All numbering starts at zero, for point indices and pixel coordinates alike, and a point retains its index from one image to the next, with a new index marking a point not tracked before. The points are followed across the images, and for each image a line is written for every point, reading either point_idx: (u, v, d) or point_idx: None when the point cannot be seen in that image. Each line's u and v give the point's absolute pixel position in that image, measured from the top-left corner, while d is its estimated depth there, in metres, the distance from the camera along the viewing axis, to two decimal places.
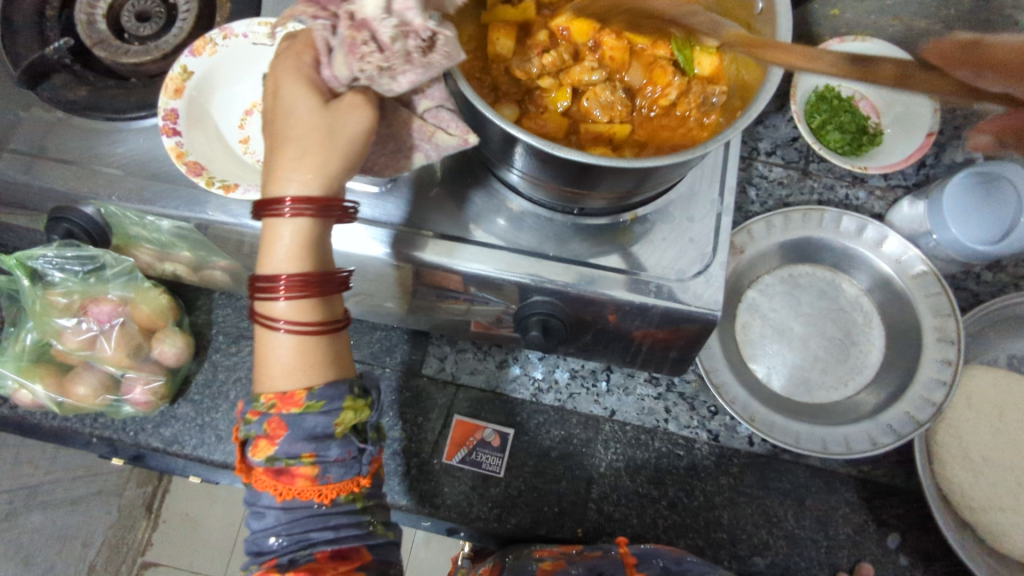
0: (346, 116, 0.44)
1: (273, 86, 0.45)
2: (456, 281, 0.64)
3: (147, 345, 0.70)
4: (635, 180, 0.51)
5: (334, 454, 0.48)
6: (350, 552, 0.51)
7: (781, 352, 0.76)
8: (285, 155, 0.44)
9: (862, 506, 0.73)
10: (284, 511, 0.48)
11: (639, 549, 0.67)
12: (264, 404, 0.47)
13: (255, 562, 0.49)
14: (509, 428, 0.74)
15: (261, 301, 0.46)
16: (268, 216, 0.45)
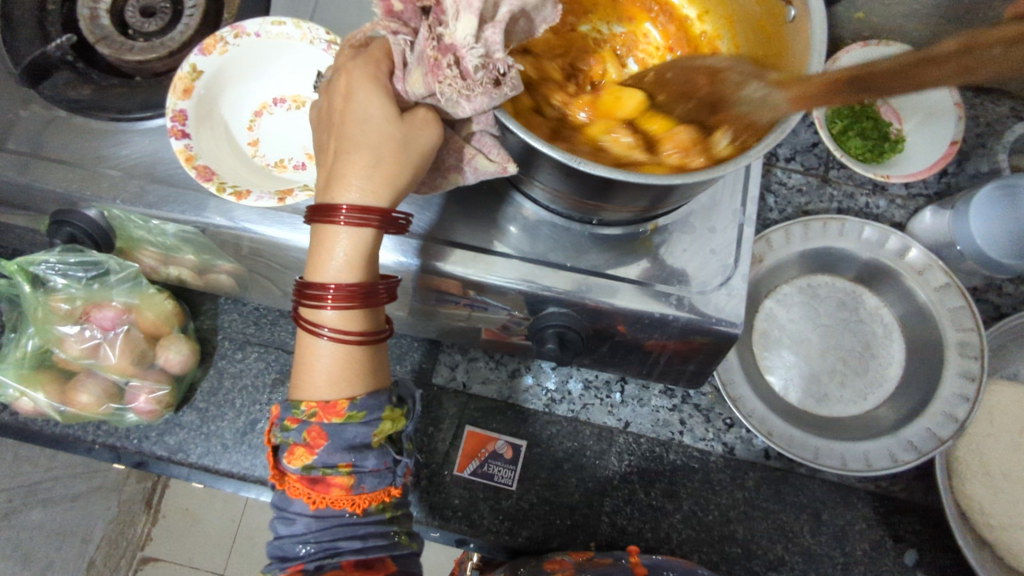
0: (419, 131, 0.45)
1: (347, 88, 0.45)
2: (455, 286, 0.62)
3: (151, 352, 0.68)
4: (656, 197, 0.49)
5: (370, 464, 0.49)
6: (376, 562, 0.49)
7: (797, 364, 0.75)
8: (355, 162, 0.45)
9: (879, 522, 0.72)
10: (315, 518, 0.48)
11: (650, 562, 0.65)
12: (305, 412, 0.47)
13: (281, 566, 0.48)
14: (522, 439, 0.73)
15: (308, 306, 0.46)
16: (326, 223, 0.45)
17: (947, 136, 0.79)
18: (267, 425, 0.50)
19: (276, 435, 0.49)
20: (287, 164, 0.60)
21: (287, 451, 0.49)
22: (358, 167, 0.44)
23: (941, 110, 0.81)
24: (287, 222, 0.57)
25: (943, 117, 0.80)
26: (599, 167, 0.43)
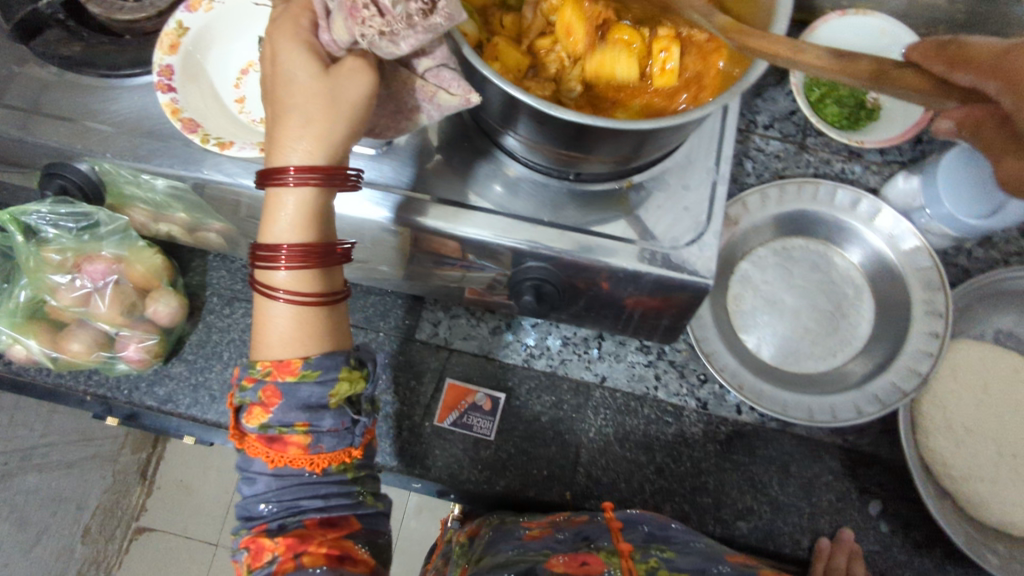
0: (346, 83, 0.46)
1: (272, 54, 0.47)
2: (454, 249, 0.64)
3: (141, 304, 0.70)
4: (632, 146, 0.52)
5: (328, 424, 0.51)
6: (338, 520, 0.54)
7: (771, 323, 0.77)
8: (288, 122, 0.46)
9: (845, 474, 0.74)
10: (274, 477, 0.52)
11: (624, 515, 0.68)
12: (260, 371, 0.50)
13: (247, 524, 0.52)
14: (500, 392, 0.75)
15: (261, 268, 0.49)
16: (271, 186, 0.47)
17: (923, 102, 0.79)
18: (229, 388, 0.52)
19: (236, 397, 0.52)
20: None
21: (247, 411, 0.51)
22: (292, 126, 0.46)
23: None
24: None
25: None
26: (571, 112, 0.46)
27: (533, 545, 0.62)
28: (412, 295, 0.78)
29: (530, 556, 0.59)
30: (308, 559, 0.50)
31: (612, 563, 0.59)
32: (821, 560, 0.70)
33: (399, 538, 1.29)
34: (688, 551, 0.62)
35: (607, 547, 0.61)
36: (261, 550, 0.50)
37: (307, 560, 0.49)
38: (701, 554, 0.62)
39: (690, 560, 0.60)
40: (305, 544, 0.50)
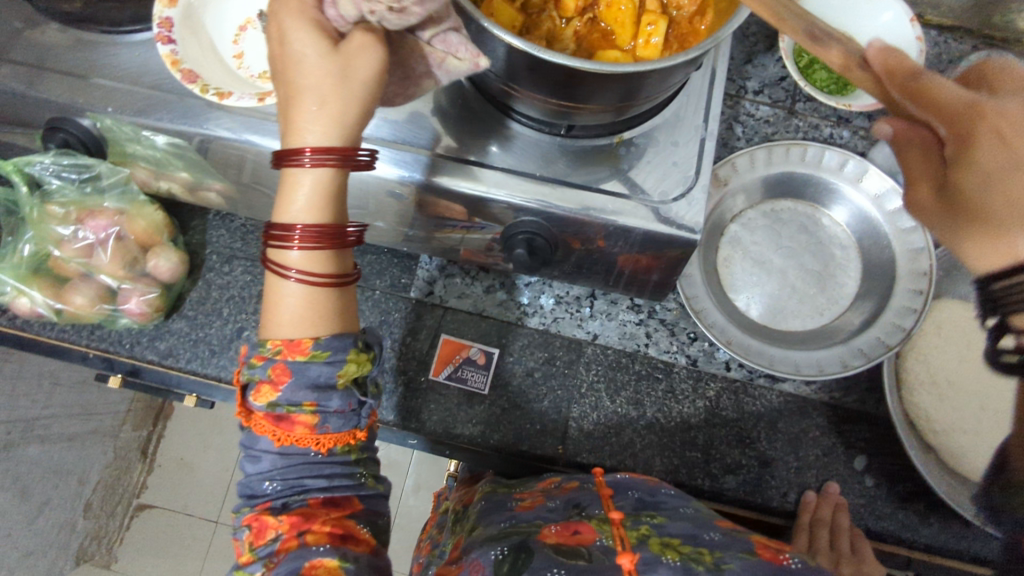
0: (354, 60, 0.45)
1: (280, 35, 0.46)
2: (458, 212, 0.66)
3: (143, 259, 0.72)
4: (621, 96, 0.54)
5: (334, 405, 0.51)
6: (341, 500, 0.53)
7: (759, 282, 0.78)
8: (302, 103, 0.46)
9: (832, 430, 0.76)
10: (280, 455, 0.51)
11: (614, 480, 0.65)
12: (271, 350, 0.50)
13: (251, 502, 0.52)
14: (495, 347, 0.77)
15: (275, 247, 0.49)
16: (288, 166, 0.47)
17: None
18: (236, 367, 0.53)
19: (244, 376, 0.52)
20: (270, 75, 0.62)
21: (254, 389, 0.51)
22: (306, 108, 0.46)
23: (904, 44, 0.82)
24: (271, 131, 0.59)
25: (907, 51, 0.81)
26: (562, 56, 0.48)
27: (524, 515, 0.59)
28: (405, 252, 0.80)
29: (524, 526, 0.56)
30: (311, 537, 0.50)
31: (604, 532, 0.54)
32: (805, 513, 0.72)
33: (396, 514, 1.32)
34: (678, 517, 0.57)
35: (599, 516, 0.57)
36: (265, 528, 0.50)
37: (310, 539, 0.49)
38: (691, 520, 0.56)
39: (681, 525, 0.55)
40: (309, 523, 0.50)
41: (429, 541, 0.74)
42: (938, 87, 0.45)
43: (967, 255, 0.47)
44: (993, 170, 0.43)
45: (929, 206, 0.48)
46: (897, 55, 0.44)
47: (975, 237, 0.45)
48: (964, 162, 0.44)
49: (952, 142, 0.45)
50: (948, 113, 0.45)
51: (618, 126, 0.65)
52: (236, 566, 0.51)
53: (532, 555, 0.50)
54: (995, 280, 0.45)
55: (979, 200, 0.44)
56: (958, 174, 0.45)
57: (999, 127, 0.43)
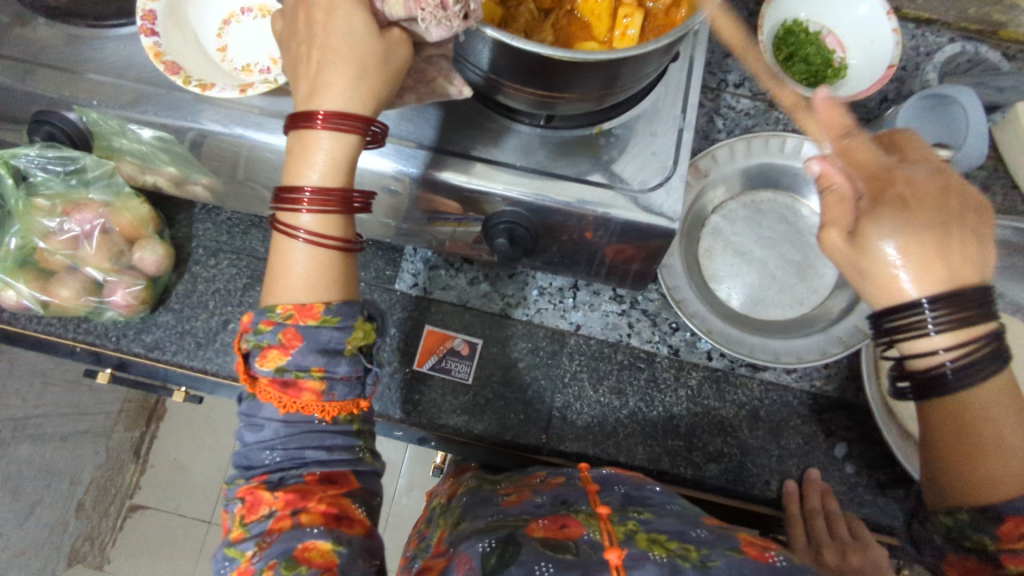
0: (397, 48, 0.48)
1: (328, 2, 0.46)
2: (453, 207, 0.67)
3: (128, 251, 0.72)
4: (602, 82, 0.56)
5: (343, 371, 0.50)
6: (338, 477, 0.52)
7: (740, 272, 0.79)
8: (342, 73, 0.46)
9: (813, 418, 0.77)
10: (284, 424, 0.50)
11: (600, 477, 0.64)
12: (281, 314, 0.48)
13: (246, 473, 0.51)
14: (479, 338, 0.78)
15: (286, 207, 0.48)
16: (308, 128, 0.47)
17: (886, 61, 0.82)
18: (239, 331, 0.51)
19: (248, 342, 0.50)
20: (253, 68, 0.63)
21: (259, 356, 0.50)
22: (344, 78, 0.46)
23: (882, 38, 0.83)
24: (256, 123, 0.60)
25: (883, 44, 0.83)
26: (533, 44, 0.49)
27: (512, 511, 0.58)
28: (390, 244, 0.81)
29: (512, 521, 0.54)
30: (307, 518, 0.48)
31: (592, 525, 0.53)
32: (790, 502, 0.73)
33: (389, 513, 1.33)
34: (664, 513, 0.56)
35: (586, 511, 0.56)
36: (259, 503, 0.49)
37: (305, 519, 0.48)
38: (679, 516, 0.56)
39: (669, 521, 0.54)
40: (305, 501, 0.48)
41: (415, 537, 0.74)
42: (864, 151, 0.47)
43: (871, 299, 0.45)
44: (891, 224, 0.43)
45: (838, 251, 0.45)
46: (837, 111, 0.48)
47: (864, 273, 0.44)
48: (869, 211, 0.44)
49: (868, 196, 0.45)
50: (869, 172, 0.46)
51: (597, 117, 0.67)
52: (226, 542, 0.49)
53: (521, 546, 0.49)
54: (888, 315, 0.44)
55: (876, 246, 0.43)
56: (861, 221, 0.44)
57: (910, 189, 0.44)
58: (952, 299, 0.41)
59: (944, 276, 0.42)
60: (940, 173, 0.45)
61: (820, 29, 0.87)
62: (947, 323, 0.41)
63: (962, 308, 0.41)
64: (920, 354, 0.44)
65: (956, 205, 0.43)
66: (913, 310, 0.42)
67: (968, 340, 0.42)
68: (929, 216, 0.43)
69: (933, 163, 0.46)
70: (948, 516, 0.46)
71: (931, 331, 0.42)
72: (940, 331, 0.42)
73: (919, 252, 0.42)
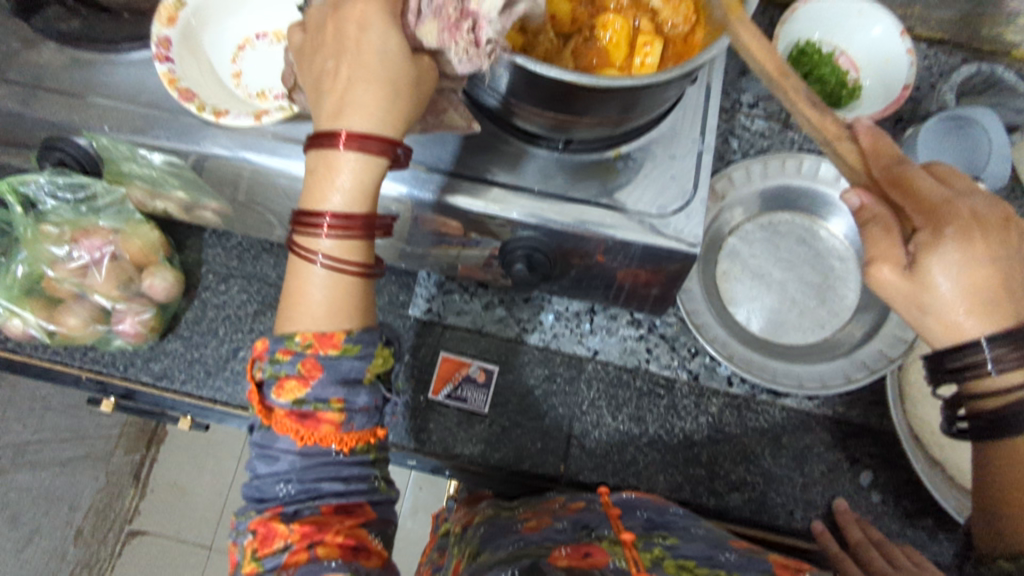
0: (429, 72, 0.47)
1: (361, 17, 0.45)
2: (461, 228, 0.66)
3: (138, 278, 0.71)
4: (622, 107, 0.55)
5: (361, 402, 0.48)
6: (354, 507, 0.49)
7: (759, 296, 0.78)
8: (377, 95, 0.44)
9: (836, 445, 0.75)
10: (300, 456, 0.47)
11: (621, 501, 0.62)
12: (299, 344, 0.47)
13: (259, 506, 0.48)
14: (495, 366, 0.76)
15: (304, 231, 0.46)
16: (327, 147, 0.45)
17: (900, 82, 0.82)
18: (252, 359, 0.49)
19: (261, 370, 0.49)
20: (268, 94, 0.63)
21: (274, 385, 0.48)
22: (378, 97, 0.44)
23: (895, 58, 0.83)
24: (268, 148, 0.59)
25: (897, 65, 0.83)
26: (556, 70, 0.48)
27: (533, 537, 0.55)
28: (404, 269, 0.80)
29: (534, 549, 0.52)
30: (323, 551, 0.45)
31: (616, 552, 0.51)
32: (827, 539, 0.68)
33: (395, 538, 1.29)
34: (691, 537, 0.55)
35: (610, 536, 0.54)
36: (273, 536, 0.46)
37: (321, 552, 0.45)
38: (705, 540, 0.54)
39: (695, 546, 0.52)
40: (321, 533, 0.46)
41: (429, 565, 0.72)
42: (919, 179, 0.48)
43: (927, 332, 0.48)
44: (952, 259, 0.45)
45: (894, 286, 0.47)
46: (885, 141, 0.49)
47: (925, 308, 0.46)
48: (932, 245, 0.46)
49: (928, 228, 0.46)
50: (927, 201, 0.47)
51: (615, 139, 0.65)
52: None
53: None
54: (952, 353, 0.46)
55: (934, 281, 0.46)
56: (921, 254, 0.46)
57: (973, 220, 0.46)
58: (1014, 338, 0.43)
59: (1009, 312, 0.44)
60: (995, 203, 0.47)
61: (833, 50, 0.86)
62: (1011, 365, 0.43)
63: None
64: (987, 395, 0.45)
65: (1014, 234, 0.46)
66: (975, 349, 0.45)
67: None
68: (989, 249, 0.45)
69: (986, 193, 0.48)
70: (1008, 559, 0.43)
71: (993, 373, 0.44)
72: (1001, 372, 0.44)
73: (980, 289, 0.45)
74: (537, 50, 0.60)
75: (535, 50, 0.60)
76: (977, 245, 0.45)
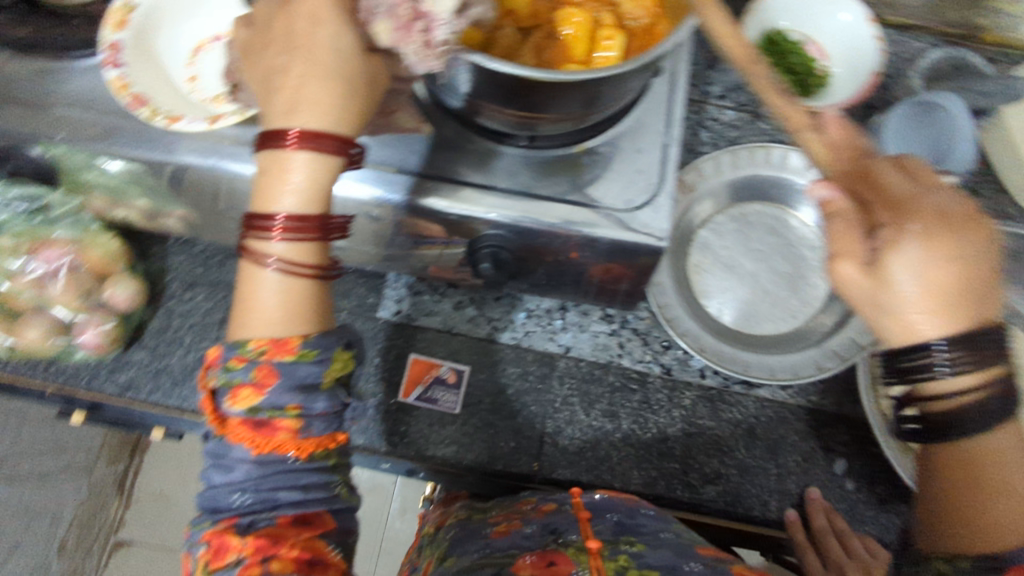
0: (382, 72, 0.46)
1: (311, 12, 0.44)
2: (425, 228, 0.65)
3: (98, 289, 0.69)
4: (583, 101, 0.54)
5: (319, 408, 0.47)
6: (313, 517, 0.48)
7: (733, 287, 0.77)
8: (331, 94, 0.43)
9: (810, 434, 0.75)
10: (256, 465, 0.46)
11: (592, 503, 0.61)
12: (253, 350, 0.46)
13: (212, 516, 0.47)
14: (466, 365, 0.76)
15: (256, 234, 0.45)
16: (278, 148, 0.44)
17: (868, 69, 0.82)
18: (204, 366, 0.48)
19: (214, 378, 0.47)
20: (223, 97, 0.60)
21: (229, 394, 0.46)
22: (332, 94, 0.43)
23: (862, 45, 0.83)
24: (227, 152, 0.58)
25: (864, 53, 0.83)
26: (510, 65, 0.47)
27: (500, 544, 0.55)
28: (372, 271, 0.79)
29: (499, 557, 0.52)
30: (277, 565, 0.44)
31: (580, 561, 0.51)
32: (795, 530, 0.71)
33: (383, 539, 1.28)
34: (658, 544, 0.54)
35: (576, 543, 0.53)
36: (225, 549, 0.45)
37: (275, 566, 0.44)
38: (671, 547, 0.54)
39: (661, 554, 0.52)
40: (276, 547, 0.45)
41: (407, 567, 0.72)
42: (883, 176, 0.48)
43: (886, 335, 0.47)
44: (912, 255, 0.44)
45: (854, 281, 0.47)
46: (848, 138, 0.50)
47: (883, 309, 0.46)
48: (894, 243, 0.45)
49: (891, 225, 0.45)
50: (893, 196, 0.46)
51: (579, 135, 0.65)
52: None
53: None
54: (905, 354, 0.46)
55: (894, 281, 0.45)
56: (883, 251, 0.45)
57: (939, 218, 0.45)
58: (969, 343, 0.43)
59: (969, 315, 0.44)
60: (965, 203, 0.46)
61: (802, 39, 0.86)
62: (966, 368, 0.43)
63: (981, 353, 0.43)
64: (939, 397, 0.46)
65: (983, 236, 0.45)
66: (931, 350, 0.44)
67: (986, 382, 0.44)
68: (952, 250, 0.44)
69: (955, 192, 0.47)
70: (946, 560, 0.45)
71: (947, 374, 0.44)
72: (957, 372, 0.44)
73: (942, 292, 0.44)
74: (499, 47, 0.59)
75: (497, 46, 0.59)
76: (941, 247, 0.44)
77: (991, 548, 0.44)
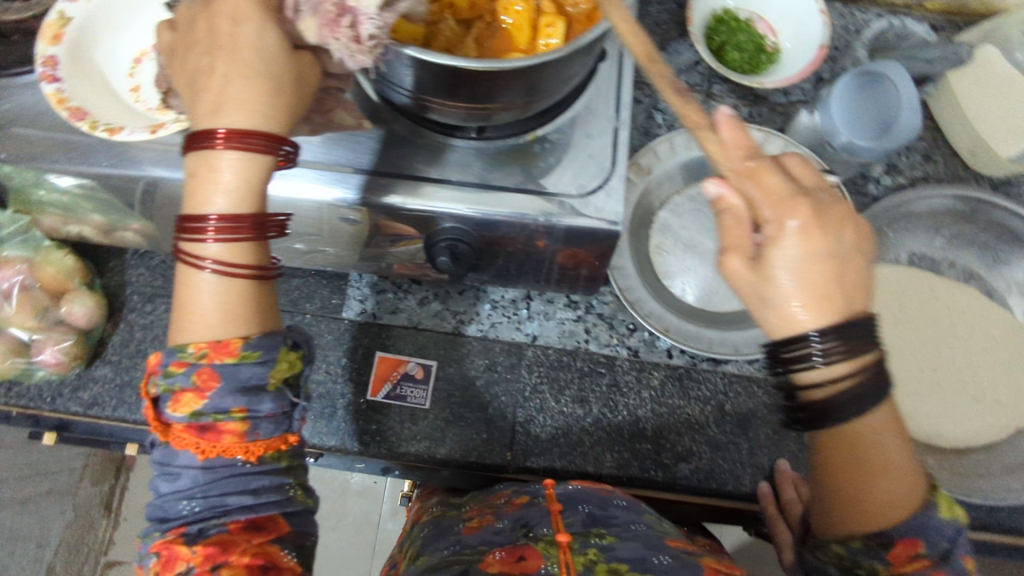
0: (313, 70, 0.46)
1: (234, 11, 0.44)
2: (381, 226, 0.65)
3: (54, 307, 0.69)
4: (524, 89, 0.54)
5: (266, 409, 0.47)
6: (265, 522, 0.48)
7: (693, 266, 0.78)
8: (260, 94, 0.43)
9: (778, 407, 0.76)
10: (203, 470, 0.46)
11: (565, 494, 0.62)
12: (193, 354, 0.45)
13: (161, 526, 0.47)
14: (433, 360, 0.76)
15: (189, 237, 0.45)
16: (207, 148, 0.43)
17: (814, 44, 0.81)
18: (147, 372, 0.47)
19: (154, 385, 0.46)
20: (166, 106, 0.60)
21: (171, 399, 0.46)
22: (258, 93, 0.43)
23: (809, 18, 0.83)
24: (175, 161, 0.57)
25: (812, 28, 0.82)
26: (447, 57, 0.47)
27: (471, 540, 0.55)
28: (334, 272, 0.78)
29: (467, 553, 0.52)
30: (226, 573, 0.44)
31: (550, 555, 0.51)
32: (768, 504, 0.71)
33: (376, 542, 1.28)
34: (627, 536, 0.54)
35: (546, 537, 0.53)
36: (174, 559, 0.45)
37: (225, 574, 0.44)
38: (642, 540, 0.54)
39: (631, 547, 0.52)
40: (225, 555, 0.45)
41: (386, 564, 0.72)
42: (769, 172, 0.46)
43: (768, 326, 0.48)
44: (790, 251, 0.44)
45: (740, 275, 0.47)
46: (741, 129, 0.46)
47: (765, 302, 0.46)
48: (774, 241, 0.45)
49: (773, 225, 0.45)
50: (777, 193, 0.45)
51: (528, 124, 0.65)
52: None
53: None
54: (782, 347, 0.46)
55: (775, 277, 0.45)
56: (766, 247, 0.45)
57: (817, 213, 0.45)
58: (841, 333, 0.45)
59: (836, 304, 0.45)
60: (840, 198, 0.47)
61: (750, 17, 0.86)
62: (838, 356, 0.45)
63: (852, 340, 0.45)
64: (813, 386, 0.47)
65: (851, 228, 0.46)
66: (806, 343, 0.45)
67: (857, 367, 0.46)
68: (827, 244, 0.45)
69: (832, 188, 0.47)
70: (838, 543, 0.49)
71: (818, 363, 0.45)
72: (828, 362, 0.45)
73: (817, 283, 0.45)
74: (440, 40, 0.59)
75: (438, 40, 0.59)
76: (816, 243, 0.44)
77: (878, 525, 0.47)
